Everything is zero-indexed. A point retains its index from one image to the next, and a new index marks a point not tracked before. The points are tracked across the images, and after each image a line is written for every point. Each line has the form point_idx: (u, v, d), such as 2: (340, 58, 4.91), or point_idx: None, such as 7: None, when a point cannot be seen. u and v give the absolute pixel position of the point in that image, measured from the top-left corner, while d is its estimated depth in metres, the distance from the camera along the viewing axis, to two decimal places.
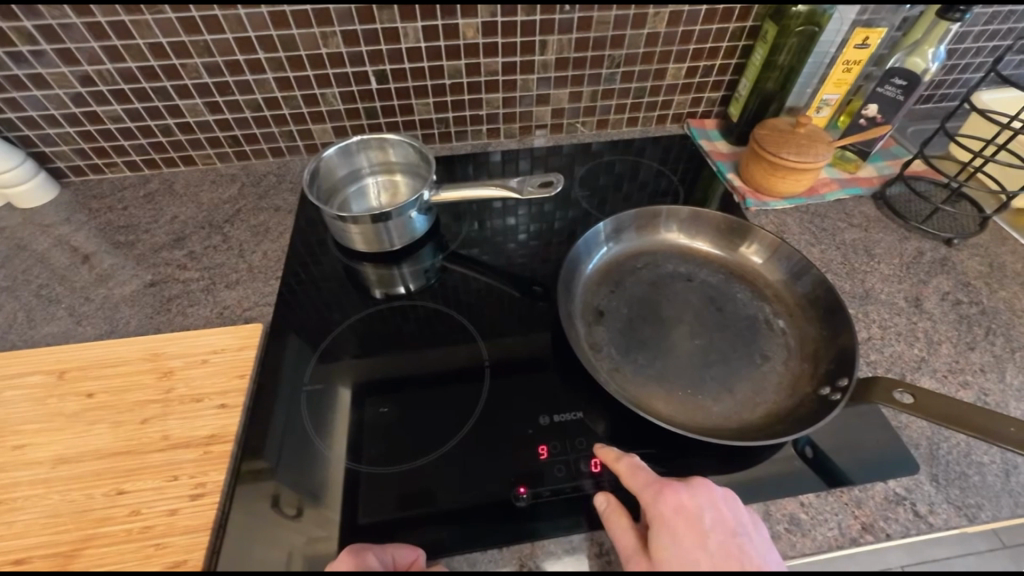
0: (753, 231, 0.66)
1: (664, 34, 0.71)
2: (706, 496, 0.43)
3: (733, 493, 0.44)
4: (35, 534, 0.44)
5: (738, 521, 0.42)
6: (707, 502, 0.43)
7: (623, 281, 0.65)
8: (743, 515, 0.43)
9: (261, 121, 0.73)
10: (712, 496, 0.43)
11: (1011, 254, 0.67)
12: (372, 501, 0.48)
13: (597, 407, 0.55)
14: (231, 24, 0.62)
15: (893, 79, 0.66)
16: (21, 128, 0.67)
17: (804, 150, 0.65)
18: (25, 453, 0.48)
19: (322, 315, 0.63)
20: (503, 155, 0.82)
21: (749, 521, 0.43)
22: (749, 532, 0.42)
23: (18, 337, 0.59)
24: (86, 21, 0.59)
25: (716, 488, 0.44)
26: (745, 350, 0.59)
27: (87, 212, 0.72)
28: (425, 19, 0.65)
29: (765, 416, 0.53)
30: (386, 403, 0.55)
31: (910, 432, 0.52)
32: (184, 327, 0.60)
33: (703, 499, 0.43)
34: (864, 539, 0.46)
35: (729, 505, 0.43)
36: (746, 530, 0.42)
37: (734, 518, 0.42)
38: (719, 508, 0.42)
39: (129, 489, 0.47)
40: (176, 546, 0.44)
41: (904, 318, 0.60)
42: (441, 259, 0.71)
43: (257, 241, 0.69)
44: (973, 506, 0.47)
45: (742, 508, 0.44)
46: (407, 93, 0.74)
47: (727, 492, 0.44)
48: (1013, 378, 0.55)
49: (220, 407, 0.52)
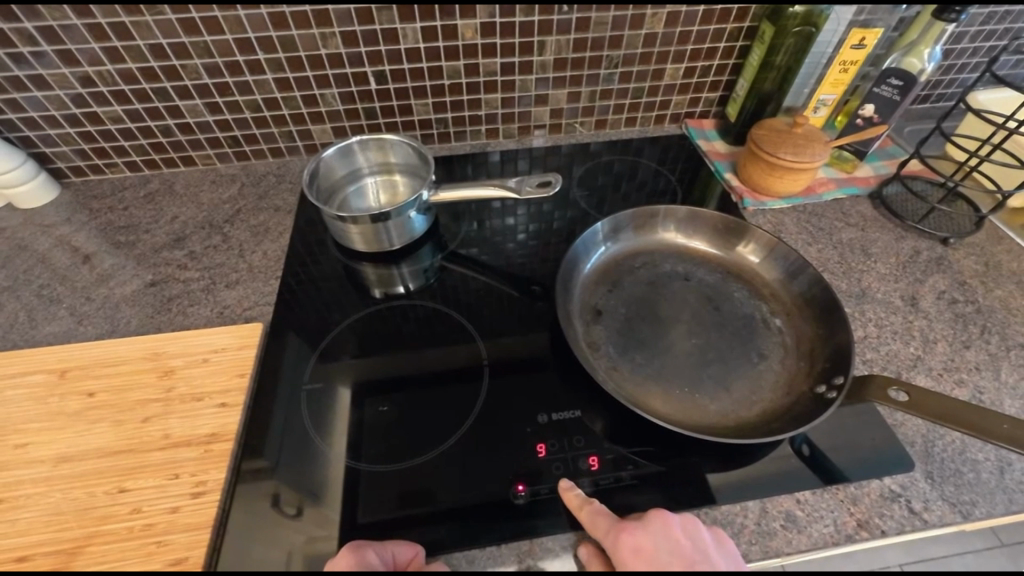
0: (750, 230, 0.66)
1: (663, 34, 0.71)
2: (661, 530, 0.43)
3: (693, 518, 0.44)
4: (36, 532, 0.45)
5: (700, 549, 0.42)
6: (663, 536, 0.42)
7: (621, 280, 0.66)
8: (706, 545, 0.42)
9: (260, 121, 0.74)
10: (667, 529, 0.43)
11: (1006, 253, 0.67)
12: (372, 501, 0.49)
13: (595, 406, 0.55)
14: (231, 24, 0.62)
15: (890, 79, 0.66)
16: (21, 128, 0.68)
17: (801, 150, 0.66)
18: (26, 452, 0.49)
19: (322, 314, 0.64)
20: (502, 155, 0.82)
21: (713, 547, 0.42)
22: (712, 558, 0.41)
23: (19, 336, 0.59)
24: (86, 22, 0.60)
25: (670, 520, 0.44)
26: (742, 348, 0.59)
27: (88, 212, 0.72)
28: (425, 20, 0.65)
29: (763, 414, 0.54)
30: (386, 402, 0.56)
31: (906, 430, 0.52)
32: (184, 326, 0.60)
33: (658, 534, 0.43)
34: (859, 536, 0.46)
35: (687, 533, 0.43)
36: (709, 557, 0.41)
37: (694, 547, 0.42)
38: (677, 540, 0.42)
39: (130, 487, 0.47)
40: (177, 544, 0.44)
41: (899, 317, 0.61)
42: (440, 259, 0.72)
43: (257, 241, 0.70)
44: (968, 503, 0.48)
45: (705, 534, 0.43)
46: (406, 94, 0.74)
47: (684, 520, 0.44)
48: (1008, 376, 0.56)
49: (220, 406, 0.52)
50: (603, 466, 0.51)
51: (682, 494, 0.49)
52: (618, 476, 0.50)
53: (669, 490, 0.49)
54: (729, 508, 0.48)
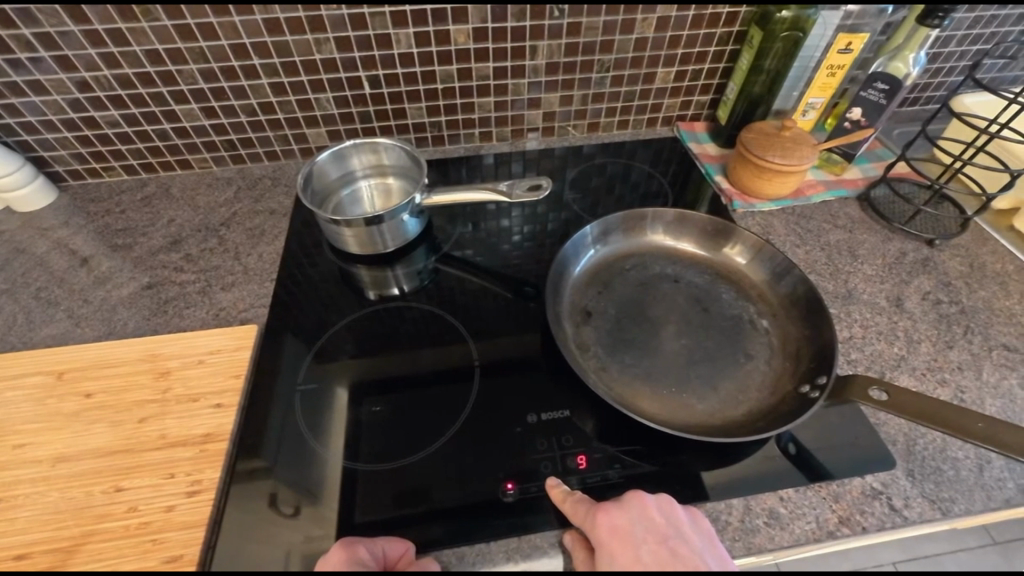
0: (737, 232, 0.67)
1: (653, 39, 0.72)
2: (638, 509, 0.44)
3: (669, 498, 0.45)
4: (35, 531, 0.45)
5: (673, 525, 0.43)
6: (639, 515, 0.43)
7: (612, 282, 0.67)
8: (681, 521, 0.43)
9: (256, 126, 0.75)
10: (643, 508, 0.44)
11: (991, 255, 0.68)
12: (368, 500, 0.50)
13: (585, 406, 0.56)
14: (226, 30, 0.63)
15: (876, 83, 0.67)
16: (20, 133, 0.69)
17: (789, 152, 0.67)
18: (26, 452, 0.50)
19: (317, 316, 0.65)
20: (496, 158, 0.83)
21: (688, 523, 0.44)
22: (686, 534, 0.42)
23: (18, 338, 0.60)
24: (83, 28, 0.61)
25: (646, 499, 0.45)
26: (729, 349, 0.60)
27: (86, 215, 0.73)
28: (417, 25, 0.66)
29: (748, 413, 0.55)
30: (381, 402, 0.57)
31: (888, 428, 0.53)
32: (181, 328, 0.61)
33: (634, 513, 0.44)
34: (841, 532, 0.47)
35: (662, 512, 0.44)
36: (682, 531, 0.42)
37: (669, 524, 0.43)
38: (653, 518, 0.43)
39: (128, 487, 0.48)
40: (172, 541, 0.45)
41: (885, 318, 0.62)
42: (434, 260, 0.73)
43: (253, 244, 0.71)
44: (947, 500, 0.49)
45: (680, 512, 0.44)
46: (400, 98, 0.75)
47: (660, 499, 0.45)
48: (989, 375, 0.57)
49: (217, 406, 0.53)
50: (592, 464, 0.52)
51: (672, 493, 0.50)
52: (606, 474, 0.51)
53: (659, 489, 0.50)
54: (715, 505, 0.49)
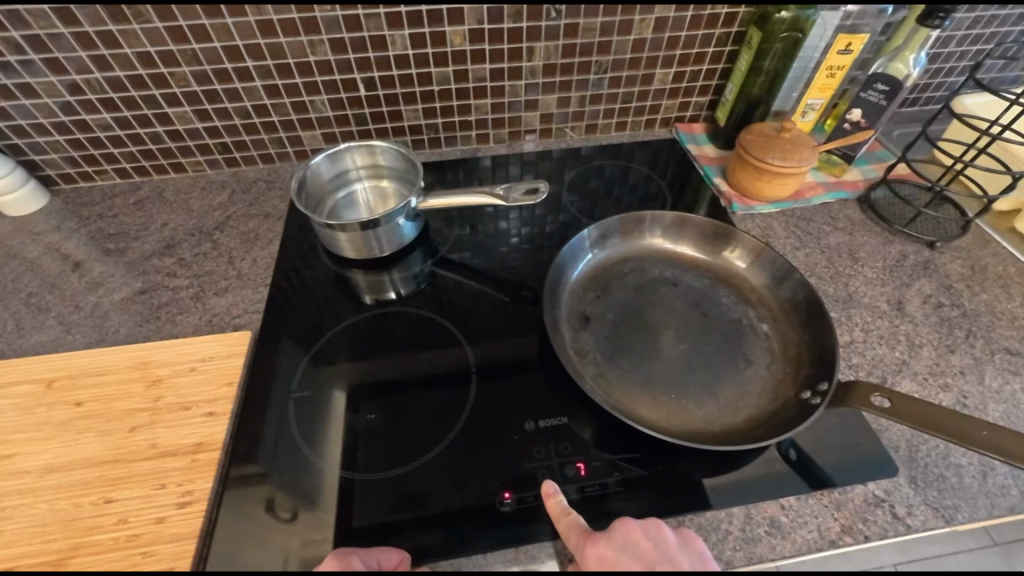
0: (738, 235, 0.67)
1: (651, 39, 0.72)
2: (623, 537, 0.44)
3: (657, 521, 0.45)
4: (23, 543, 0.45)
5: (660, 550, 0.42)
6: (626, 542, 0.43)
7: (610, 286, 0.66)
8: (670, 544, 0.43)
9: (250, 129, 0.74)
10: (629, 534, 0.44)
11: (993, 257, 0.68)
12: (366, 505, 0.49)
13: (584, 412, 0.55)
14: (219, 32, 0.63)
15: (876, 84, 0.67)
16: (10, 136, 0.68)
17: (789, 154, 0.66)
18: (14, 463, 0.49)
19: (314, 320, 0.64)
20: (493, 160, 0.82)
21: (676, 545, 0.43)
22: (675, 557, 0.42)
23: (8, 346, 0.59)
24: (74, 31, 0.60)
25: (634, 526, 0.44)
26: (730, 354, 0.59)
27: (77, 220, 0.72)
28: (413, 27, 0.66)
29: (749, 420, 0.54)
30: (377, 409, 0.56)
31: (891, 435, 0.53)
32: (173, 334, 0.61)
33: (621, 541, 0.43)
34: (843, 541, 0.47)
35: (650, 536, 0.44)
36: (669, 555, 0.42)
37: (655, 549, 0.42)
38: (640, 544, 0.43)
39: (117, 498, 0.47)
40: (163, 554, 0.44)
41: (885, 321, 0.61)
42: (430, 264, 0.72)
43: (246, 249, 0.70)
44: (951, 508, 0.48)
45: (668, 534, 0.44)
46: (396, 100, 0.74)
47: (646, 524, 0.45)
48: (992, 379, 0.56)
49: (208, 415, 0.52)
50: (589, 473, 0.51)
51: (672, 502, 0.49)
52: (606, 482, 0.51)
53: (658, 497, 0.50)
54: (715, 514, 0.48)
